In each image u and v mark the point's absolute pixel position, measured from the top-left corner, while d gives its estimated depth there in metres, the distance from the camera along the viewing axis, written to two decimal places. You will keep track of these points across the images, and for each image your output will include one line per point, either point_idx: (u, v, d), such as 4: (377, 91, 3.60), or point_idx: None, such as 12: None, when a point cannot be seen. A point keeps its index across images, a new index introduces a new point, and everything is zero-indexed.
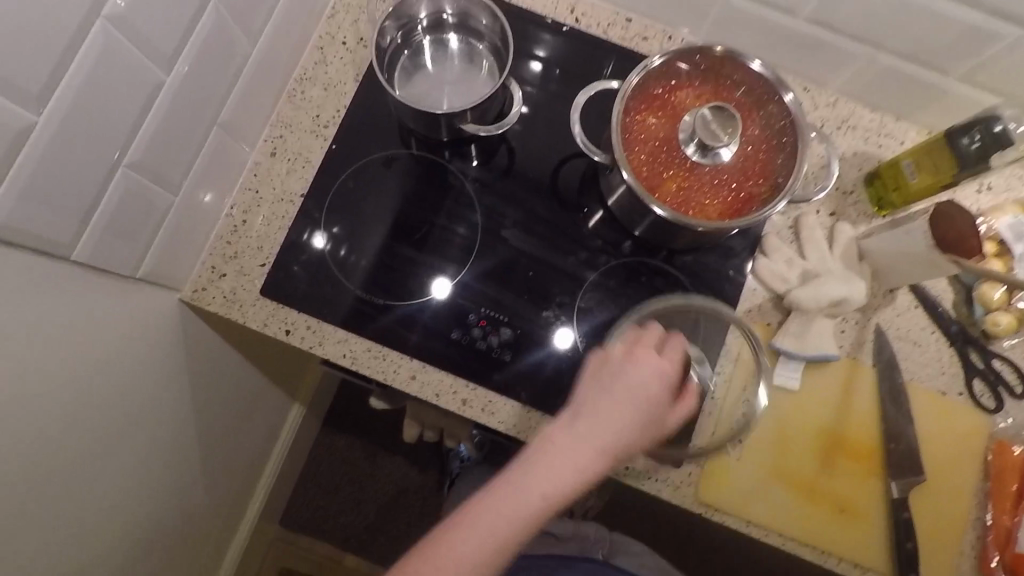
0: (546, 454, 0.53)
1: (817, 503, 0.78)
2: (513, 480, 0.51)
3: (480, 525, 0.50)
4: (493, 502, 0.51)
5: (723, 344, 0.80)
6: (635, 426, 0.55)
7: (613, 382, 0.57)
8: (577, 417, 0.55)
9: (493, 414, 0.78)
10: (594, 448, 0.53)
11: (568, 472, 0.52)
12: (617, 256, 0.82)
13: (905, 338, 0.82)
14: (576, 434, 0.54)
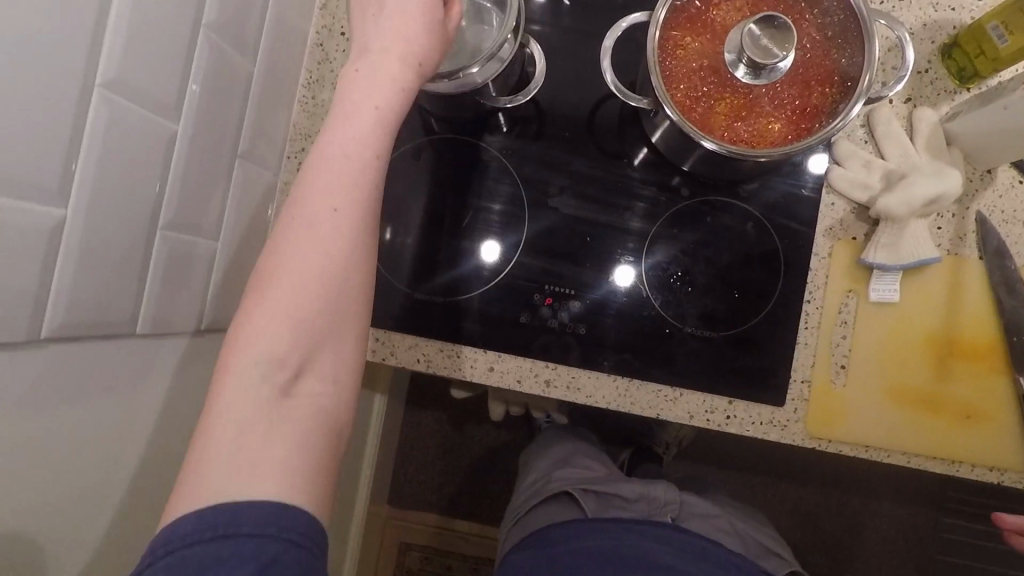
0: (314, 200, 0.50)
1: (938, 414, 0.73)
2: (282, 252, 0.50)
3: (269, 329, 0.49)
4: (277, 290, 0.49)
5: (809, 271, 0.74)
6: (382, 136, 0.51)
7: (370, 74, 0.51)
8: (317, 155, 0.51)
9: (579, 389, 0.76)
10: (335, 196, 0.50)
11: (325, 231, 0.50)
12: (676, 201, 0.76)
13: (1013, 221, 0.73)
14: (323, 170, 0.50)
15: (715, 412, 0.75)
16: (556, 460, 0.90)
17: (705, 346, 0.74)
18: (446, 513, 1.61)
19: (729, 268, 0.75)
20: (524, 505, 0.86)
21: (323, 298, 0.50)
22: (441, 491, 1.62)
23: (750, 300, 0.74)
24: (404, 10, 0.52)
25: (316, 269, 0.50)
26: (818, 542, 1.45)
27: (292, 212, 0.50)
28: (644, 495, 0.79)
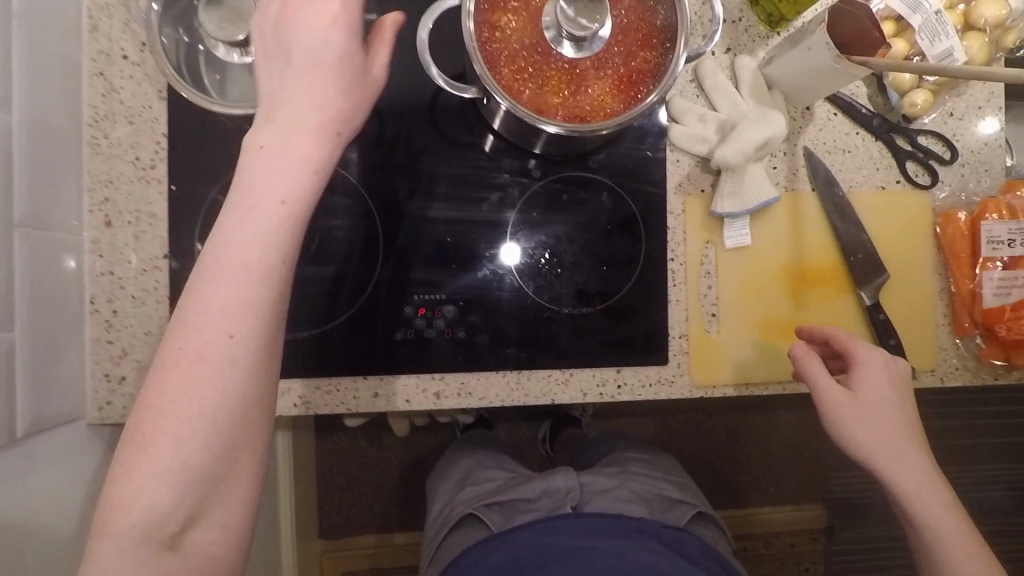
0: (206, 316, 0.44)
1: (796, 340, 0.77)
2: (173, 379, 0.43)
3: (164, 465, 0.42)
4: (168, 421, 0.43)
5: (667, 230, 0.76)
6: (274, 238, 0.45)
7: (278, 165, 0.46)
8: (210, 265, 0.44)
9: (470, 393, 0.74)
10: (230, 315, 0.44)
11: (223, 359, 0.43)
12: (530, 183, 0.74)
13: (833, 149, 0.79)
14: (210, 284, 0.44)
15: (607, 384, 0.75)
16: (461, 478, 0.90)
17: (585, 323, 0.74)
18: (380, 529, 1.56)
19: (593, 241, 0.74)
20: (433, 537, 0.85)
21: (225, 428, 0.44)
22: (372, 509, 1.55)
23: (618, 270, 0.75)
24: (312, 83, 0.47)
25: (216, 394, 0.43)
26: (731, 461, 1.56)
27: (178, 330, 0.44)
28: (546, 491, 0.81)
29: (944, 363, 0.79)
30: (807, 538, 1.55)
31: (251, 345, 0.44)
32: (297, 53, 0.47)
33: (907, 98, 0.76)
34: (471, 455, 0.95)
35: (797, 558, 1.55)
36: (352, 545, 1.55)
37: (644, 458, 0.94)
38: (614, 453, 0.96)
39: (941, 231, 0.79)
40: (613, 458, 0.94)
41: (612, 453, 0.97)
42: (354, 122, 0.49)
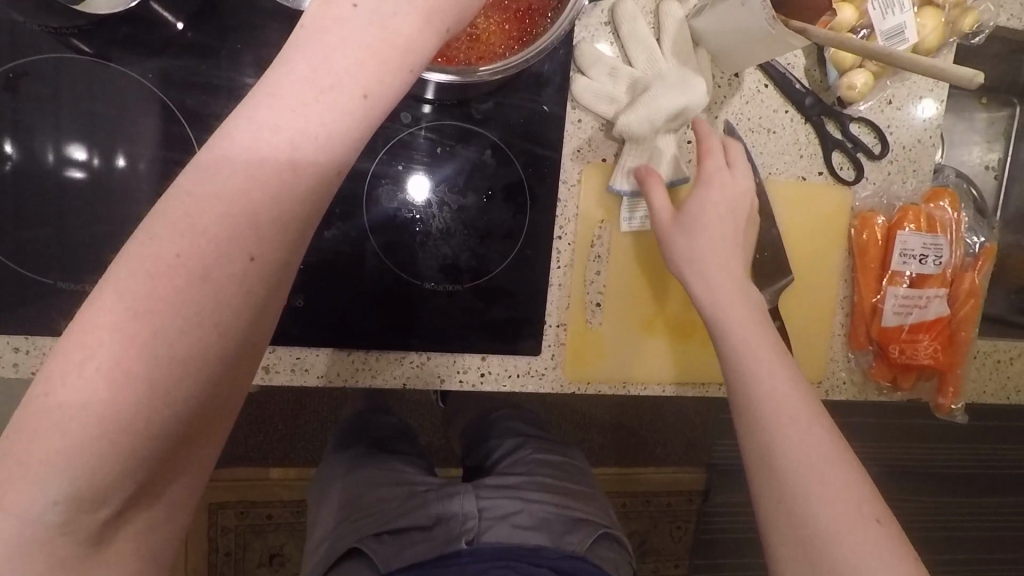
0: (189, 241, 0.29)
1: (684, 339, 0.70)
2: (105, 343, 0.28)
3: (77, 451, 0.28)
4: (94, 383, 0.28)
5: (557, 201, 0.65)
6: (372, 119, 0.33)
7: (339, 46, 0.31)
8: (242, 151, 0.30)
9: (307, 369, 0.62)
10: (251, 233, 0.30)
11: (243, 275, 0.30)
12: (398, 129, 0.61)
13: (757, 128, 0.69)
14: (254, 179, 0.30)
15: (468, 371, 0.65)
16: (343, 495, 0.81)
17: (451, 303, 0.64)
18: (254, 462, 1.25)
19: (468, 207, 0.63)
20: (312, 566, 0.77)
21: (178, 408, 0.30)
22: (248, 442, 1.24)
23: (495, 243, 0.64)
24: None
25: (167, 361, 0.29)
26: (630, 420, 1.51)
27: (250, 216, 0.30)
28: (441, 517, 0.77)
29: (831, 376, 0.75)
30: (684, 498, 1.56)
31: (240, 293, 0.31)
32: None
33: (846, 78, 0.66)
34: (362, 458, 0.87)
35: (672, 516, 1.55)
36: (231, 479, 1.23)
37: (550, 466, 0.88)
38: (515, 452, 0.90)
39: (855, 234, 0.72)
40: (519, 459, 0.88)
41: (515, 452, 0.90)
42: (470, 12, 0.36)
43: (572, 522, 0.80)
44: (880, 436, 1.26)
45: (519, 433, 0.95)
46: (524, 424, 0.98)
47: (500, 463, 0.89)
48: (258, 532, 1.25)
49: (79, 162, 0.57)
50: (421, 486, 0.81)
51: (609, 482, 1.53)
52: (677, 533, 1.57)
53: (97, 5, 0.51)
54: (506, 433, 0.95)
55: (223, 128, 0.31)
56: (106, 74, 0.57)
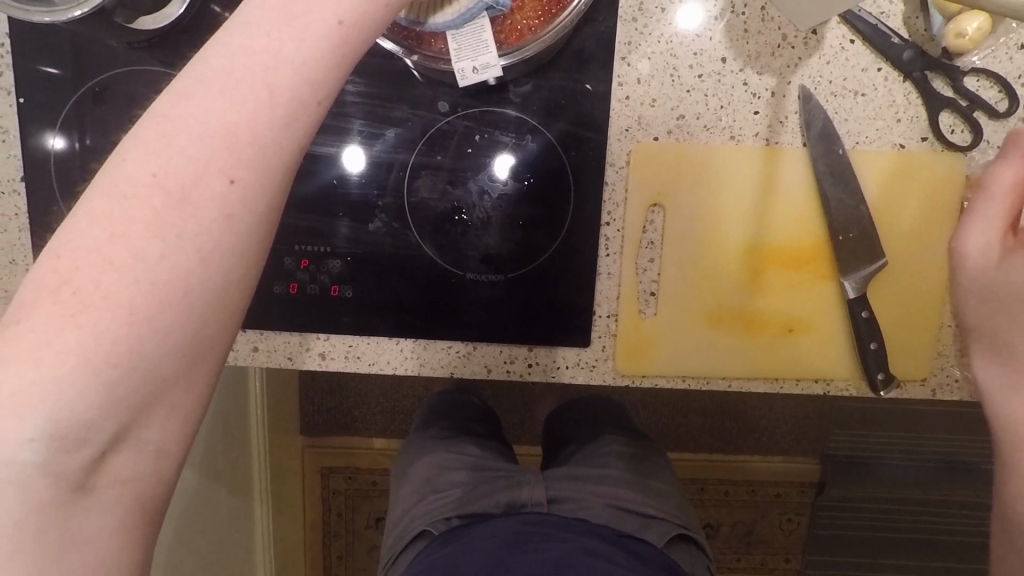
0: (208, 138, 0.32)
1: (748, 325, 0.64)
2: (59, 300, 0.31)
3: (96, 312, 0.31)
4: (99, 268, 0.31)
5: (604, 185, 0.61)
6: (319, 45, 0.33)
7: (218, 121, 0.32)
8: (159, 152, 0.32)
9: (359, 357, 0.64)
10: (227, 157, 0.32)
11: (244, 195, 0.33)
12: (435, 118, 0.60)
13: (841, 92, 0.60)
14: (273, 81, 0.32)
15: (515, 361, 0.64)
16: (418, 477, 0.84)
17: (495, 293, 0.63)
18: (361, 433, 1.34)
19: (508, 193, 0.61)
20: (390, 545, 0.81)
21: (185, 331, 0.32)
22: (351, 413, 1.33)
23: (540, 231, 0.62)
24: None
25: (181, 292, 0.32)
26: (739, 413, 1.28)
27: (237, 91, 0.32)
28: (511, 506, 0.77)
29: (939, 373, 0.65)
30: (795, 489, 1.29)
31: (251, 241, 0.34)
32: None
33: (954, 24, 0.56)
34: (444, 445, 0.87)
35: (780, 508, 1.30)
36: (337, 444, 1.34)
37: (624, 458, 0.85)
38: (587, 444, 0.88)
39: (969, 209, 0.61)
40: (588, 453, 0.86)
41: (587, 444, 0.88)
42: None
43: (643, 519, 0.77)
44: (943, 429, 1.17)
45: (597, 423, 0.91)
46: (606, 413, 0.93)
47: (574, 453, 0.87)
48: (364, 496, 1.34)
49: None
50: (491, 473, 0.82)
51: (708, 469, 1.29)
52: (789, 526, 1.31)
53: (143, 22, 0.55)
54: (584, 424, 0.92)
55: (175, 94, 0.32)
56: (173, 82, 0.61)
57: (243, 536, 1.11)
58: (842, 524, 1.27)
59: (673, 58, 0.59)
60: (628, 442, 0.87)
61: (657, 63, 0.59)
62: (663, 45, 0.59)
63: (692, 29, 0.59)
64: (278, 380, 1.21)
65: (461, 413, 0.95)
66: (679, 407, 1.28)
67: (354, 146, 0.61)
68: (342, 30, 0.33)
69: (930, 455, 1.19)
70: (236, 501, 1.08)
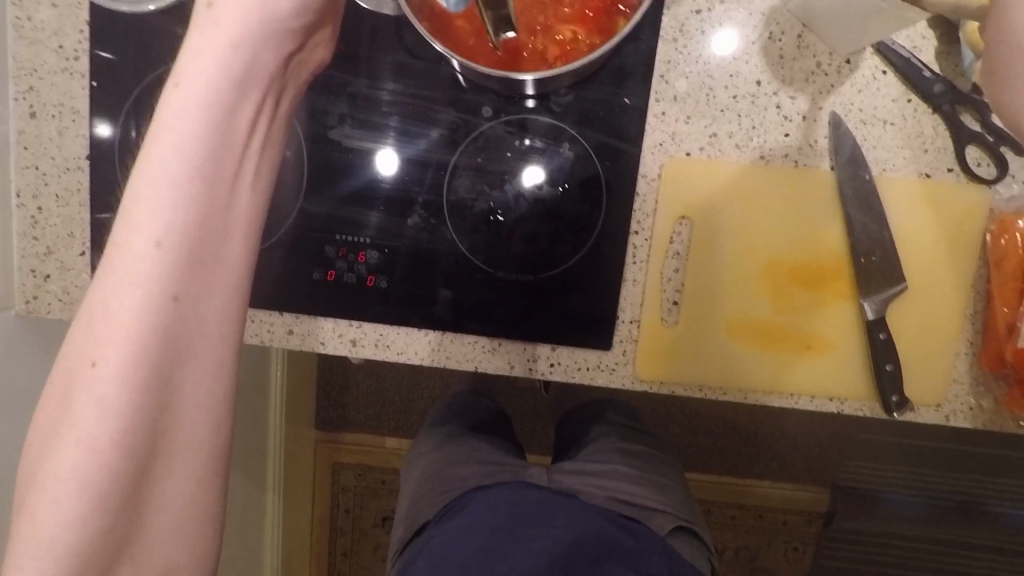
0: (91, 331, 0.40)
1: (769, 347, 0.66)
2: (31, 489, 0.41)
3: (47, 485, 0.40)
4: (42, 455, 0.41)
5: (635, 195, 0.64)
6: (127, 274, 0.41)
7: (107, 320, 0.40)
8: (69, 361, 0.41)
9: (389, 346, 0.67)
10: (101, 345, 0.40)
11: (129, 365, 0.40)
12: (477, 122, 0.64)
13: (871, 119, 0.62)
14: (117, 281, 0.41)
15: (538, 360, 0.67)
16: (423, 471, 0.86)
17: (523, 293, 0.65)
18: (370, 430, 1.36)
19: (542, 197, 0.64)
20: (400, 535, 0.83)
21: (99, 479, 0.40)
22: (364, 409, 1.35)
23: (569, 236, 0.64)
24: (219, 81, 0.44)
25: (91, 450, 0.40)
26: (748, 436, 1.28)
27: (71, 336, 0.42)
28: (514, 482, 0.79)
29: (954, 401, 0.66)
30: (801, 519, 1.29)
31: (147, 393, 0.41)
32: (180, 80, 0.43)
33: None
34: (461, 441, 0.89)
35: (786, 536, 1.29)
36: (348, 439, 1.36)
37: (630, 456, 0.86)
38: (595, 442, 0.89)
39: (991, 241, 0.63)
40: (599, 449, 0.87)
41: (597, 441, 0.89)
42: (216, 180, 0.44)
43: (646, 510, 0.79)
44: (943, 464, 1.16)
45: (606, 423, 0.92)
46: (618, 414, 0.95)
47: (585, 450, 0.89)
48: (374, 494, 1.36)
49: None
50: (500, 466, 0.83)
51: (718, 491, 1.30)
52: (794, 556, 1.30)
53: None
54: (589, 426, 0.93)
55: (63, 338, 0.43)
56: None
57: (253, 522, 1.13)
58: (852, 562, 1.25)
59: (710, 79, 0.62)
60: (636, 445, 0.89)
61: (694, 83, 0.62)
62: (701, 66, 0.62)
63: (730, 52, 0.61)
64: (297, 371, 1.24)
65: (480, 413, 0.97)
66: (689, 428, 1.29)
67: (394, 150, 0.64)
68: (157, 249, 0.41)
69: (937, 491, 1.17)
70: (251, 483, 1.10)
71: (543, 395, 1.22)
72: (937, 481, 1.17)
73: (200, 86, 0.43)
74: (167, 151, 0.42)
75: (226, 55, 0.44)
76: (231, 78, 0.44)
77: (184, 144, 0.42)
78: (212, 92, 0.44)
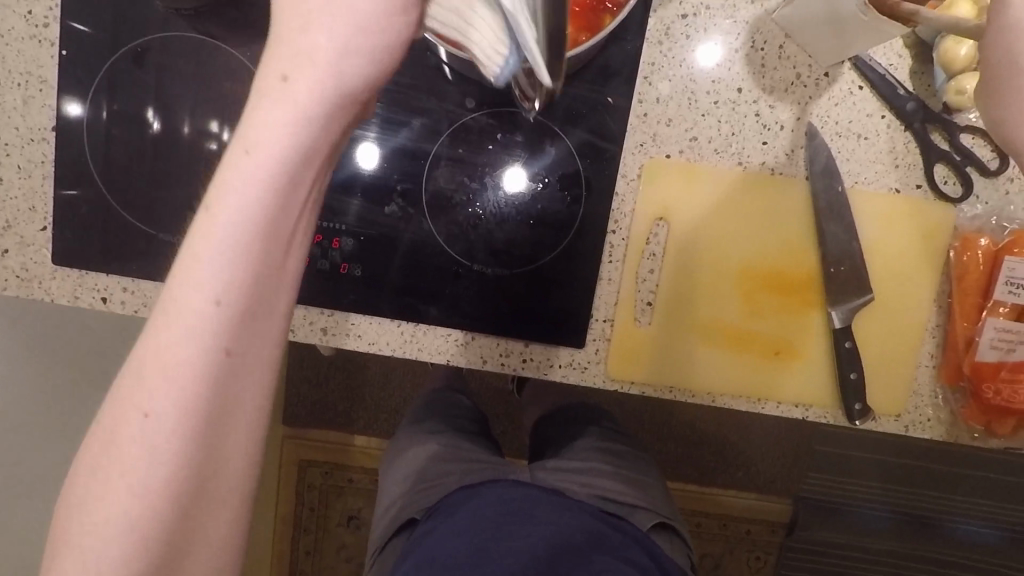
0: (137, 385, 0.38)
1: (740, 351, 0.67)
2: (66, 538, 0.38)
3: (84, 536, 0.38)
4: (80, 504, 0.38)
5: (614, 195, 0.64)
6: (173, 340, 0.37)
7: (166, 377, 0.37)
8: (115, 414, 0.38)
9: (360, 336, 0.66)
10: (155, 401, 0.37)
11: (180, 422, 0.38)
12: (460, 113, 0.63)
13: (845, 132, 0.63)
14: (169, 338, 0.37)
15: (510, 356, 0.66)
16: (404, 466, 0.85)
17: (499, 288, 0.65)
18: (336, 427, 1.33)
19: (522, 192, 0.64)
20: (381, 531, 0.81)
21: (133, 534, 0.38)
22: (332, 404, 1.33)
23: (547, 232, 0.64)
24: (292, 148, 0.36)
25: (133, 503, 0.38)
26: (716, 446, 1.30)
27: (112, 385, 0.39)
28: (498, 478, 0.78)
29: (913, 411, 0.68)
30: (765, 528, 1.31)
31: (202, 444, 0.39)
32: (252, 140, 0.36)
33: (956, 82, 0.59)
34: (440, 437, 0.88)
35: (750, 545, 1.32)
36: (314, 435, 1.33)
37: (609, 455, 0.86)
38: (575, 441, 0.89)
39: (955, 257, 0.65)
40: (580, 448, 0.87)
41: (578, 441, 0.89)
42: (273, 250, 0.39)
43: (626, 507, 0.79)
44: (902, 479, 1.19)
45: (589, 424, 0.93)
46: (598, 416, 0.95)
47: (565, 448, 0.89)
48: (340, 492, 1.34)
49: (209, 143, 0.64)
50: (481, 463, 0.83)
51: (687, 499, 1.31)
52: (756, 564, 1.33)
53: None
54: (568, 427, 0.93)
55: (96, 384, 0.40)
56: (212, 51, 0.63)
57: None
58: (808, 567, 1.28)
59: (692, 85, 0.63)
60: (622, 445, 0.89)
61: (676, 87, 0.63)
62: (684, 71, 0.62)
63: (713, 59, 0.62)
64: None
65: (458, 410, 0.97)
66: (659, 436, 1.29)
67: (371, 142, 0.63)
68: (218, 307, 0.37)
69: (894, 503, 1.20)
70: None
71: (514, 397, 1.22)
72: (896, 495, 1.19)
73: (269, 147, 0.36)
74: (222, 219, 0.36)
75: (302, 119, 0.36)
76: (306, 148, 0.37)
77: (244, 216, 0.37)
78: (284, 157, 0.36)
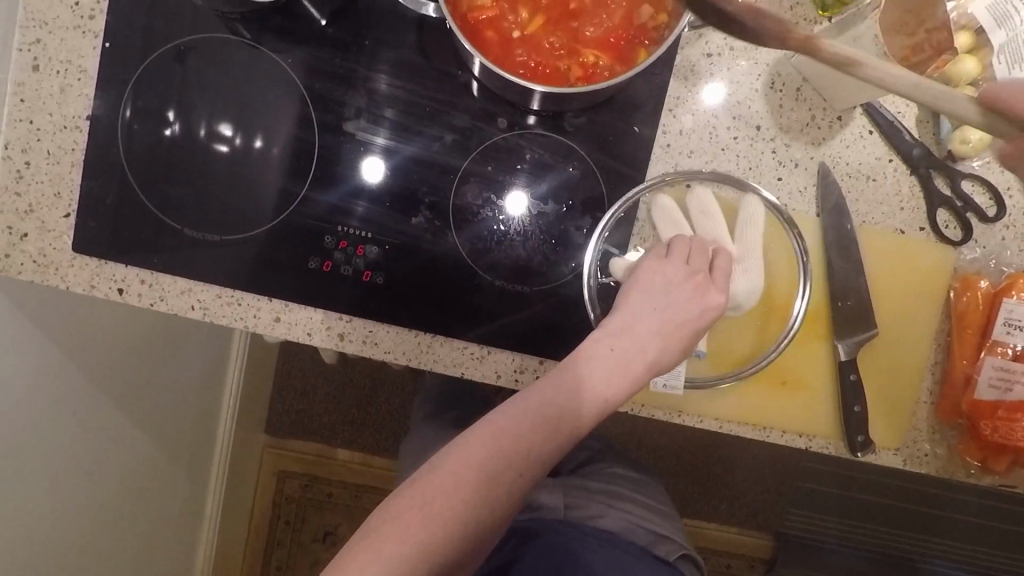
0: (514, 422, 0.53)
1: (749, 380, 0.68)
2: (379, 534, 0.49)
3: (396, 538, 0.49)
4: (402, 516, 0.50)
5: (634, 221, 0.66)
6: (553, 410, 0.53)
7: (495, 434, 0.53)
8: (477, 443, 0.53)
9: (377, 344, 0.66)
10: (480, 450, 0.52)
11: (494, 470, 0.52)
12: (489, 132, 0.65)
13: (856, 173, 0.67)
14: (544, 402, 0.54)
15: (525, 373, 0.67)
16: None
17: (518, 304, 0.66)
18: (322, 441, 1.31)
19: (546, 212, 0.65)
20: None
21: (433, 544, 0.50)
22: (321, 419, 1.31)
23: (567, 253, 0.66)
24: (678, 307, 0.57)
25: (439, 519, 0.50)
26: (705, 479, 1.30)
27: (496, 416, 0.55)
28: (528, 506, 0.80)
29: (911, 446, 0.70)
30: (745, 565, 1.31)
31: (496, 493, 0.52)
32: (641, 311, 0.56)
33: (960, 132, 0.63)
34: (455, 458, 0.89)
35: None
36: (300, 450, 1.31)
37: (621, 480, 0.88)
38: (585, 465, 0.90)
39: (955, 298, 0.67)
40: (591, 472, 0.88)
41: (586, 466, 0.90)
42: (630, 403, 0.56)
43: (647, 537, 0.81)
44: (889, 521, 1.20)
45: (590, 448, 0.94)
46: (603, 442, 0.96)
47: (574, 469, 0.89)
48: (317, 508, 1.30)
49: (218, 146, 0.64)
50: None
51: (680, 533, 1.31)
52: None
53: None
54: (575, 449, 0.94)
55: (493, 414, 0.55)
56: (252, 54, 0.64)
57: (188, 525, 1.06)
58: None
59: (714, 119, 0.66)
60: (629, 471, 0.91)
61: (698, 120, 0.66)
62: (706, 105, 0.66)
63: (735, 96, 0.66)
64: (257, 371, 1.20)
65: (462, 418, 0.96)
66: (647, 466, 1.29)
67: (376, 159, 0.65)
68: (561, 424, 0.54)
69: (876, 545, 1.21)
70: (192, 477, 1.05)
71: None
72: (881, 536, 1.20)
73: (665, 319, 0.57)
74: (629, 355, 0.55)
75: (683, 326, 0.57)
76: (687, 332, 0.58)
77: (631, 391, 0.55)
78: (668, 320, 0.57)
